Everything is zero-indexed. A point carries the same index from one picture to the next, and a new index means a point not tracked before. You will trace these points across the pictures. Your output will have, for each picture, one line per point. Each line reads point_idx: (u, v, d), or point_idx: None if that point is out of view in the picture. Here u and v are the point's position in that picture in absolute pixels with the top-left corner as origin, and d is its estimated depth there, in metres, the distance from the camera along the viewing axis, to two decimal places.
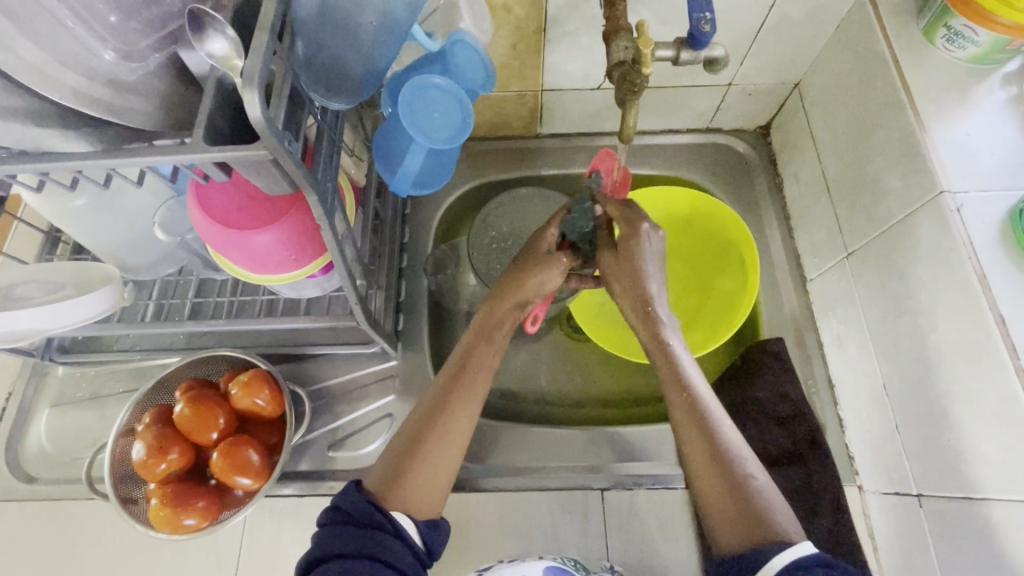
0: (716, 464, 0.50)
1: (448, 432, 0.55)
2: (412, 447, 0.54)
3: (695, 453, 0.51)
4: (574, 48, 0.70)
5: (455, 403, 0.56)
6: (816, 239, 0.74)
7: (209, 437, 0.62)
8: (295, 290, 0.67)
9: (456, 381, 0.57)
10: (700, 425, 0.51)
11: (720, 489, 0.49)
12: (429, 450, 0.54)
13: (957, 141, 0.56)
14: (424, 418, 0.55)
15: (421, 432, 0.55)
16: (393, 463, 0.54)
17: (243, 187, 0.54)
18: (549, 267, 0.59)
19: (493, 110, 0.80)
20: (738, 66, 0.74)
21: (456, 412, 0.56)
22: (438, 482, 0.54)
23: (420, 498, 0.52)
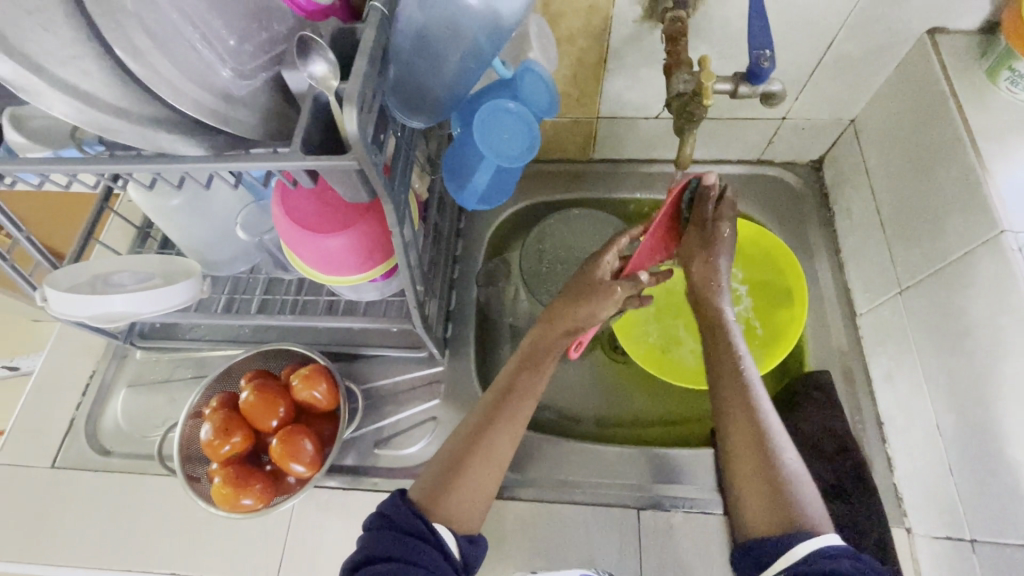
0: (755, 445, 0.52)
1: (493, 448, 0.57)
2: (457, 459, 0.57)
3: (736, 443, 0.53)
4: (632, 78, 0.73)
5: (498, 423, 0.58)
6: (868, 273, 0.74)
7: (269, 424, 0.67)
8: (356, 292, 0.71)
9: (503, 399, 0.60)
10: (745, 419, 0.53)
11: (751, 474, 0.51)
12: (473, 464, 0.56)
13: (1020, 181, 0.56)
14: (470, 433, 0.58)
15: (466, 446, 0.57)
16: (439, 472, 0.56)
17: (323, 194, 0.59)
18: (603, 299, 0.61)
19: (549, 134, 0.84)
20: (793, 101, 0.76)
21: (503, 429, 0.58)
22: (483, 492, 0.56)
23: (463, 509, 0.55)
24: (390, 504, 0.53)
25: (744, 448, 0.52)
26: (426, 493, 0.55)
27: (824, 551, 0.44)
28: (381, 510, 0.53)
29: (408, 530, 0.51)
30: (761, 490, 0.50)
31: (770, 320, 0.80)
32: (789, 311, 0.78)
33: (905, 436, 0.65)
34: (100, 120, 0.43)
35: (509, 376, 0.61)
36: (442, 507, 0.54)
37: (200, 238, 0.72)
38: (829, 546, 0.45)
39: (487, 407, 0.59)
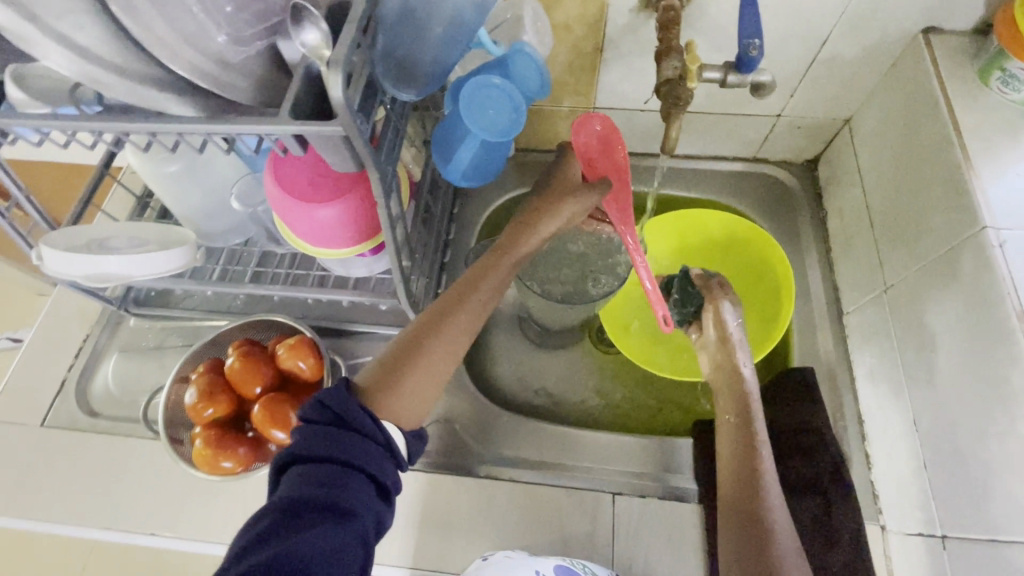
0: (743, 486, 0.56)
1: (448, 345, 0.58)
2: (415, 352, 0.56)
3: (728, 537, 0.54)
4: (627, 69, 0.74)
5: (454, 317, 0.59)
6: (855, 272, 0.74)
7: (253, 390, 0.68)
8: (345, 267, 0.72)
9: (459, 297, 0.60)
10: (745, 477, 0.56)
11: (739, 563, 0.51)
12: (428, 358, 0.56)
13: (1005, 180, 0.56)
14: (426, 326, 0.58)
15: (423, 334, 0.57)
16: (388, 366, 0.56)
17: (314, 165, 0.61)
18: (568, 207, 0.67)
19: (545, 123, 0.85)
20: (788, 99, 0.76)
21: (460, 328, 0.59)
22: (432, 388, 0.57)
23: (411, 407, 0.55)
24: (325, 396, 0.51)
25: (736, 540, 0.53)
26: (374, 386, 0.54)
27: None
28: (314, 401, 0.51)
29: (344, 424, 0.50)
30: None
31: (758, 316, 0.81)
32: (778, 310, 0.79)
33: (885, 434, 0.65)
34: (95, 75, 0.44)
35: (475, 275, 0.62)
36: (385, 400, 0.54)
37: (196, 207, 0.74)
38: None
39: (449, 301, 0.60)
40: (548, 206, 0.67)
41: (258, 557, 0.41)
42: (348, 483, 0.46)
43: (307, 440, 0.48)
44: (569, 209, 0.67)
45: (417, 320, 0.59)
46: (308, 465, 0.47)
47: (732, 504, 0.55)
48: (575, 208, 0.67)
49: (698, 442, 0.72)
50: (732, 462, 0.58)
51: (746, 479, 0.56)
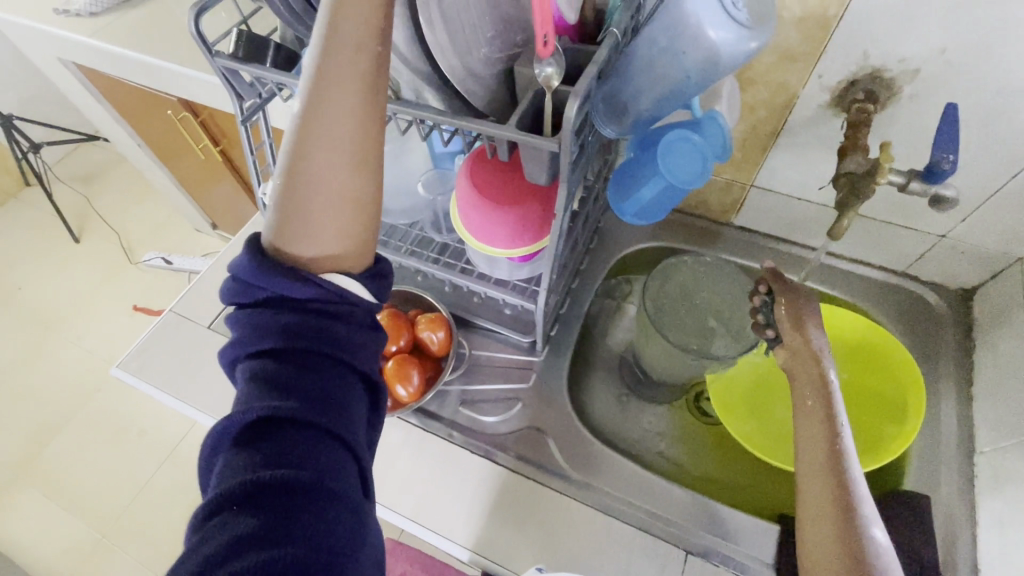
0: (838, 514, 0.47)
1: (341, 185, 0.46)
2: (289, 200, 0.46)
3: (820, 535, 0.47)
4: (798, 157, 0.78)
5: (321, 114, 0.44)
6: (1000, 412, 0.70)
7: (388, 347, 0.77)
8: (490, 266, 0.80)
9: (321, 122, 0.44)
10: (836, 511, 0.47)
11: (837, 566, 0.44)
12: (316, 198, 0.46)
13: None
14: (353, 120, 0.45)
15: (302, 169, 0.45)
16: (289, 187, 0.46)
17: (503, 172, 0.70)
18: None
19: (698, 189, 0.90)
20: (956, 222, 0.76)
21: (313, 152, 0.45)
22: (351, 213, 0.47)
23: (325, 241, 0.47)
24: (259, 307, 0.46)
25: (828, 541, 0.46)
26: (281, 231, 0.47)
27: None
28: (256, 313, 0.46)
29: (296, 317, 0.45)
30: None
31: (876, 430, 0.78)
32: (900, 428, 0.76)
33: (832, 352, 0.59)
34: None
35: (354, 73, 0.44)
36: (308, 242, 0.47)
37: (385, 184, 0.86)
38: None
39: (304, 124, 0.44)
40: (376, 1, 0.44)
41: (236, 474, 0.39)
42: (313, 382, 0.44)
43: (265, 344, 0.45)
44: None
45: (297, 137, 0.45)
46: (272, 369, 0.44)
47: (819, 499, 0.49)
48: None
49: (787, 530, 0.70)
50: (818, 460, 0.51)
51: (829, 475, 0.49)
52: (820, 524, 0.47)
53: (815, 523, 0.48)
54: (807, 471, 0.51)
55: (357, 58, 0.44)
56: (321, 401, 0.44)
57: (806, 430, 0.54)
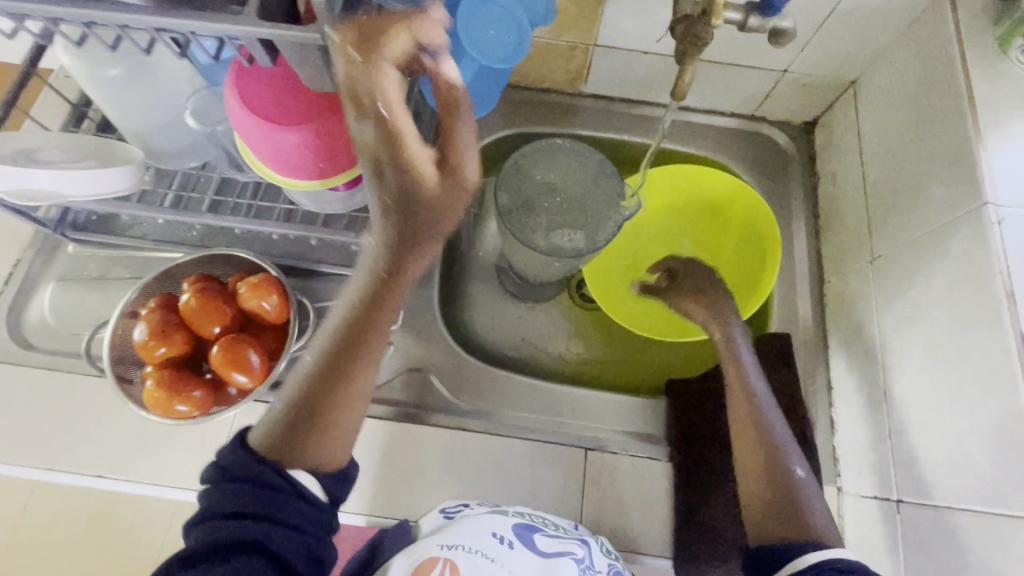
0: (767, 462, 0.56)
1: (365, 378, 0.49)
2: (312, 398, 0.47)
3: (752, 479, 0.56)
4: (636, 3, 0.68)
5: (356, 366, 0.48)
6: (843, 240, 0.73)
7: (211, 330, 0.63)
8: (316, 202, 0.67)
9: (364, 337, 0.47)
10: (769, 462, 0.56)
11: (763, 499, 0.54)
12: (336, 397, 0.48)
13: (1010, 157, 0.54)
14: (362, 333, 0.47)
15: (342, 369, 0.47)
16: (291, 429, 0.47)
17: (282, 82, 0.54)
18: (460, 184, 0.43)
19: (540, 59, 0.78)
20: (797, 54, 0.72)
21: (345, 364, 0.47)
22: (361, 400, 0.49)
23: (320, 457, 0.48)
24: (235, 459, 0.46)
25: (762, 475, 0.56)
26: (288, 427, 0.47)
27: (835, 564, 0.47)
28: (211, 498, 0.44)
29: (252, 485, 0.45)
30: (781, 514, 0.53)
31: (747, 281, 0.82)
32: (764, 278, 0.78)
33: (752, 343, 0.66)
34: None
35: (392, 233, 0.44)
36: (307, 446, 0.47)
37: (143, 121, 0.64)
38: (841, 562, 0.47)
39: (343, 337, 0.47)
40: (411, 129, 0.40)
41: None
42: (278, 515, 0.44)
43: (229, 501, 0.44)
44: (383, 83, 0.40)
45: (319, 362, 0.48)
46: (237, 522, 0.43)
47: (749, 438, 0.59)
48: (390, 85, 0.40)
49: (674, 403, 0.72)
50: (745, 417, 0.60)
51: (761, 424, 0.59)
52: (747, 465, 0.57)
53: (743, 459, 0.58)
54: (738, 424, 0.60)
55: (433, 217, 0.43)
56: (258, 549, 0.42)
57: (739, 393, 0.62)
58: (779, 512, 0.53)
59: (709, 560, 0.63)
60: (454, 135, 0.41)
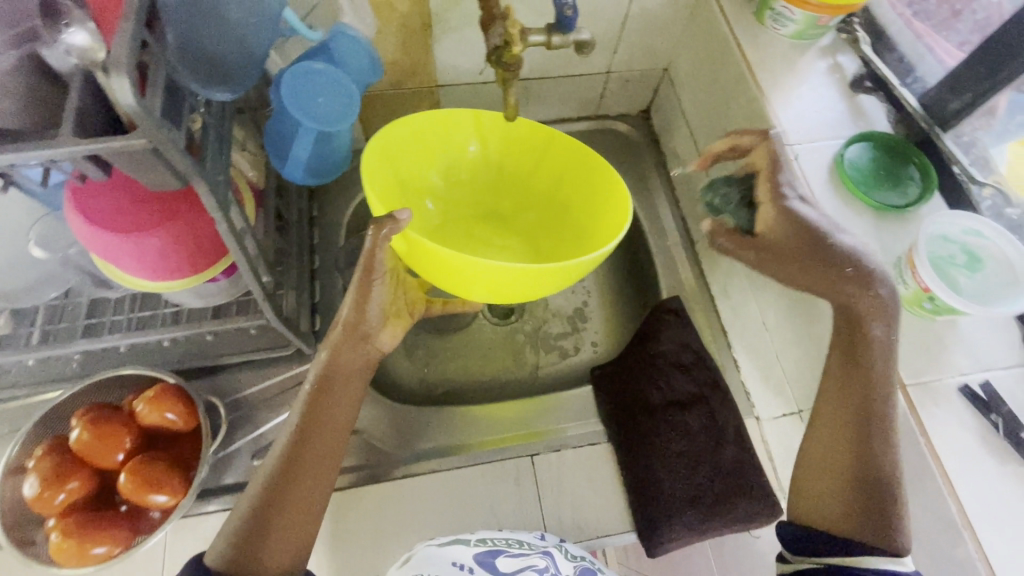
0: (855, 460, 0.52)
1: (309, 483, 0.52)
2: (268, 499, 0.50)
3: (830, 455, 0.54)
4: (460, 42, 0.74)
5: (306, 467, 0.52)
6: (697, 204, 0.82)
7: (114, 459, 0.59)
8: (200, 297, 0.65)
9: (319, 435, 0.53)
10: (862, 458, 0.52)
11: (848, 499, 0.52)
12: (289, 509, 0.51)
13: (790, 104, 0.65)
14: (311, 433, 0.52)
15: (292, 470, 0.51)
16: (244, 537, 0.49)
17: (127, 187, 0.53)
18: (367, 323, 0.54)
19: (391, 109, 0.82)
20: (612, 56, 0.81)
21: (303, 468, 0.52)
22: (304, 509, 0.51)
23: (270, 560, 0.49)
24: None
25: (850, 468, 0.52)
26: (245, 525, 0.49)
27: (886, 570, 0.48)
28: None
29: None
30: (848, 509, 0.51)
31: (634, 258, 0.89)
32: (646, 253, 0.86)
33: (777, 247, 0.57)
34: None
35: (338, 422, 0.54)
36: (261, 551, 0.49)
37: None
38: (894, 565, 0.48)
39: (307, 428, 0.52)
40: (382, 264, 0.51)
41: None
42: None
43: None
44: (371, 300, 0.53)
45: (284, 458, 0.52)
46: None
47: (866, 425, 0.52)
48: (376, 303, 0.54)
49: (599, 386, 0.77)
50: (841, 401, 0.54)
51: (864, 406, 0.52)
52: (822, 450, 0.54)
53: (819, 441, 0.55)
54: (830, 396, 0.55)
55: (358, 350, 0.54)
56: None
57: (837, 385, 0.54)
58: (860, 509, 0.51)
59: (667, 521, 0.67)
60: (375, 262, 0.50)
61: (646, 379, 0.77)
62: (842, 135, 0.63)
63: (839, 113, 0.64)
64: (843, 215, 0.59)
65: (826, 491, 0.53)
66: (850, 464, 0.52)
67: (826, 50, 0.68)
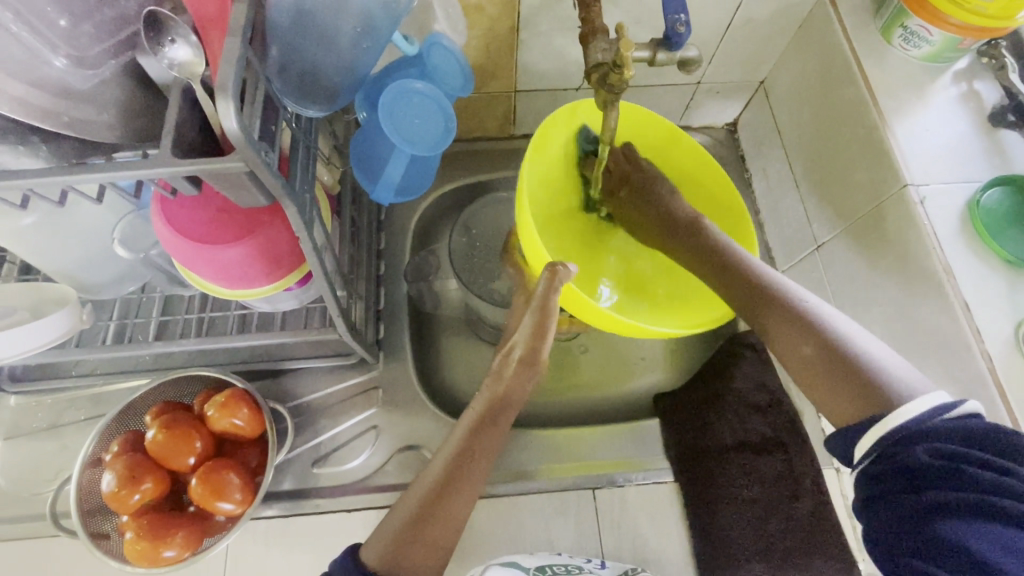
0: (813, 342, 0.48)
1: (461, 500, 0.51)
2: (427, 507, 0.49)
3: (795, 355, 0.49)
4: (547, 47, 0.69)
5: (458, 487, 0.51)
6: (786, 233, 0.76)
7: (185, 462, 0.60)
8: (270, 303, 0.65)
9: (478, 450, 0.53)
10: (824, 343, 0.48)
11: (835, 372, 0.47)
12: (439, 520, 0.49)
13: (914, 135, 0.58)
14: (471, 444, 0.53)
15: (452, 477, 0.51)
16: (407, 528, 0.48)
17: (211, 200, 0.52)
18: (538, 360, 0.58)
19: (465, 112, 0.79)
20: (707, 66, 0.75)
21: (460, 486, 0.51)
22: (452, 525, 0.50)
23: (417, 563, 0.47)
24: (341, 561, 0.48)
25: (833, 354, 0.47)
26: (405, 527, 0.48)
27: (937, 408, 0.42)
28: None
29: None
30: (855, 386, 0.45)
31: None
32: None
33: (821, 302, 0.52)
34: None
35: (492, 447, 0.55)
36: (405, 567, 0.47)
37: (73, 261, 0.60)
38: (944, 402, 0.42)
39: (472, 437, 0.54)
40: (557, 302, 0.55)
41: None
42: None
43: None
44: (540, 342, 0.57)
45: (447, 463, 0.52)
46: None
47: (773, 307, 0.52)
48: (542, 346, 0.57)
49: (667, 421, 0.73)
50: (738, 279, 0.55)
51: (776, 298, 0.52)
52: (790, 350, 0.50)
53: (783, 342, 0.50)
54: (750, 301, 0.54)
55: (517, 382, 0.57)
56: None
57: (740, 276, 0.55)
58: (858, 382, 0.45)
59: (734, 571, 0.63)
60: (550, 304, 0.54)
61: (717, 416, 0.72)
62: (975, 175, 0.57)
63: (972, 149, 0.58)
64: (974, 268, 0.53)
65: (802, 376, 0.49)
66: (803, 343, 0.49)
67: (962, 74, 0.61)
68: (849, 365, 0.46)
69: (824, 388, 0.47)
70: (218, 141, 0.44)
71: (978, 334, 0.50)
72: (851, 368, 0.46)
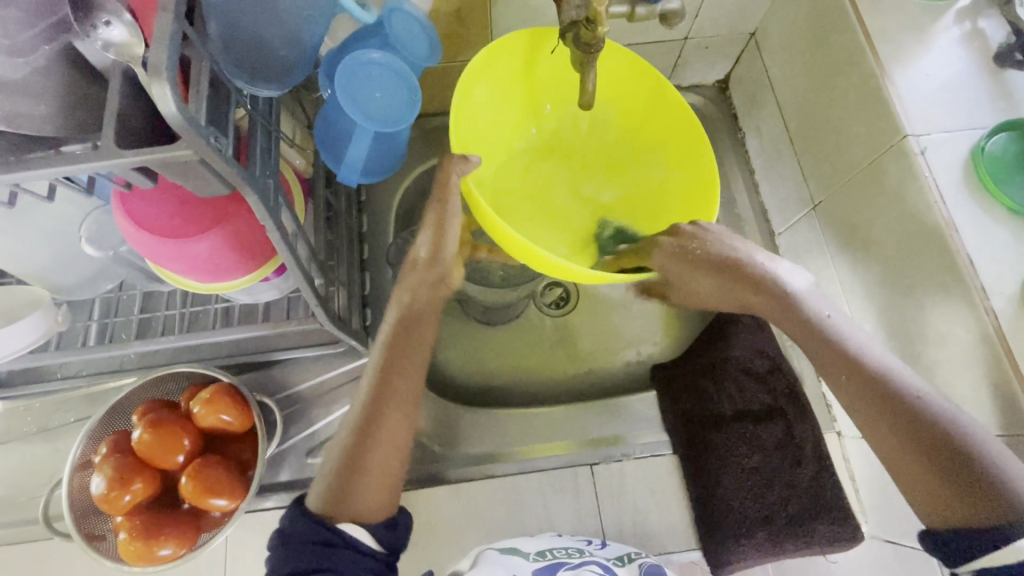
0: (907, 435, 0.45)
1: (396, 421, 0.52)
2: (359, 435, 0.50)
3: (886, 442, 0.46)
4: None
5: (387, 408, 0.52)
6: (782, 194, 0.73)
7: (175, 460, 0.59)
8: (250, 294, 0.63)
9: (395, 376, 0.53)
10: (920, 437, 0.44)
11: (934, 476, 0.43)
12: (380, 450, 0.50)
13: (914, 82, 0.54)
14: (386, 370, 0.52)
15: (378, 409, 0.51)
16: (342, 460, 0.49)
17: (172, 191, 0.50)
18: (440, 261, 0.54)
19: (441, 83, 0.75)
20: (693, 21, 0.71)
21: (395, 410, 0.52)
22: (392, 452, 0.51)
23: (363, 497, 0.49)
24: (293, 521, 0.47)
25: (926, 446, 0.44)
26: (344, 462, 0.49)
27: None
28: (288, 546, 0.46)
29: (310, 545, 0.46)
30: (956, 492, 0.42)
31: None
32: None
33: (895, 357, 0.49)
34: None
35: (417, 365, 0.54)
36: (354, 501, 0.49)
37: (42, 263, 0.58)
38: None
39: (383, 364, 0.53)
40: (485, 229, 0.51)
41: None
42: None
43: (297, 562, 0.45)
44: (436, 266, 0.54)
45: (369, 392, 0.52)
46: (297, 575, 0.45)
47: (867, 377, 0.47)
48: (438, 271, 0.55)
49: (665, 394, 0.72)
50: (826, 346, 0.50)
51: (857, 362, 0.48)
52: (873, 433, 0.46)
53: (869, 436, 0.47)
54: (830, 374, 0.50)
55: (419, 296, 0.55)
56: None
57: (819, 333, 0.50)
58: (957, 489, 0.42)
59: (736, 541, 0.63)
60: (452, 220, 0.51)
61: (716, 385, 0.71)
62: (980, 121, 0.53)
63: (976, 94, 0.54)
64: (981, 221, 0.50)
65: (906, 484, 0.45)
66: (893, 440, 0.45)
67: (965, 13, 0.57)
68: (957, 463, 0.42)
69: (938, 504, 0.43)
70: (164, 127, 0.41)
71: (982, 291, 0.48)
72: (955, 475, 0.42)
